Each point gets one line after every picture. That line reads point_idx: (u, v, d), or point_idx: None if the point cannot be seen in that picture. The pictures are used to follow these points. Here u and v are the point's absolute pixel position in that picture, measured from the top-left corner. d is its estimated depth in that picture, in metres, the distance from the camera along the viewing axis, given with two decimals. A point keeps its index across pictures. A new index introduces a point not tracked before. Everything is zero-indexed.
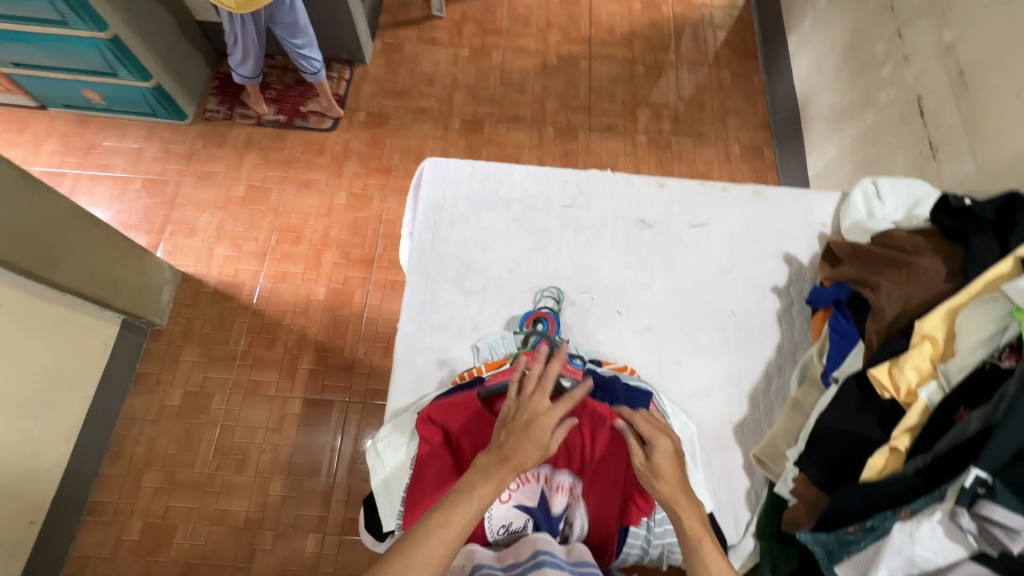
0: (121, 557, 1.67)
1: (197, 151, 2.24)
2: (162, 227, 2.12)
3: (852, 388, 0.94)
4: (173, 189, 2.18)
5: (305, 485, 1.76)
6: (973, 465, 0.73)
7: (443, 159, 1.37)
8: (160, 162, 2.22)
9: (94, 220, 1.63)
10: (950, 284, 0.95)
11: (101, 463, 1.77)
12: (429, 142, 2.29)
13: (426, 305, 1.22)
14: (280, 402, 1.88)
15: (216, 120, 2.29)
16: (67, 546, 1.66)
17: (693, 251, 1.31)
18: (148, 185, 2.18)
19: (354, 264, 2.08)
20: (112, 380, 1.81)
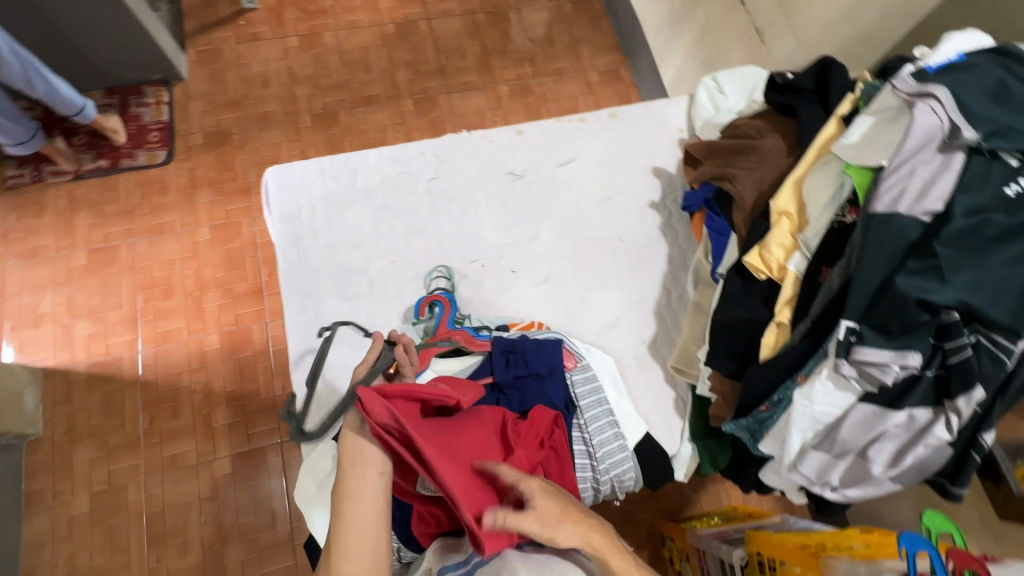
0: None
1: (13, 228, 1.88)
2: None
3: (736, 280, 0.98)
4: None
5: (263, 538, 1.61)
6: (842, 317, 0.78)
7: (286, 164, 1.25)
8: None
9: None
10: (791, 157, 1.00)
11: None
12: (284, 149, 2.08)
13: (313, 324, 1.13)
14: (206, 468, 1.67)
15: (23, 185, 1.92)
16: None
17: (568, 189, 1.30)
18: None
19: (242, 300, 1.86)
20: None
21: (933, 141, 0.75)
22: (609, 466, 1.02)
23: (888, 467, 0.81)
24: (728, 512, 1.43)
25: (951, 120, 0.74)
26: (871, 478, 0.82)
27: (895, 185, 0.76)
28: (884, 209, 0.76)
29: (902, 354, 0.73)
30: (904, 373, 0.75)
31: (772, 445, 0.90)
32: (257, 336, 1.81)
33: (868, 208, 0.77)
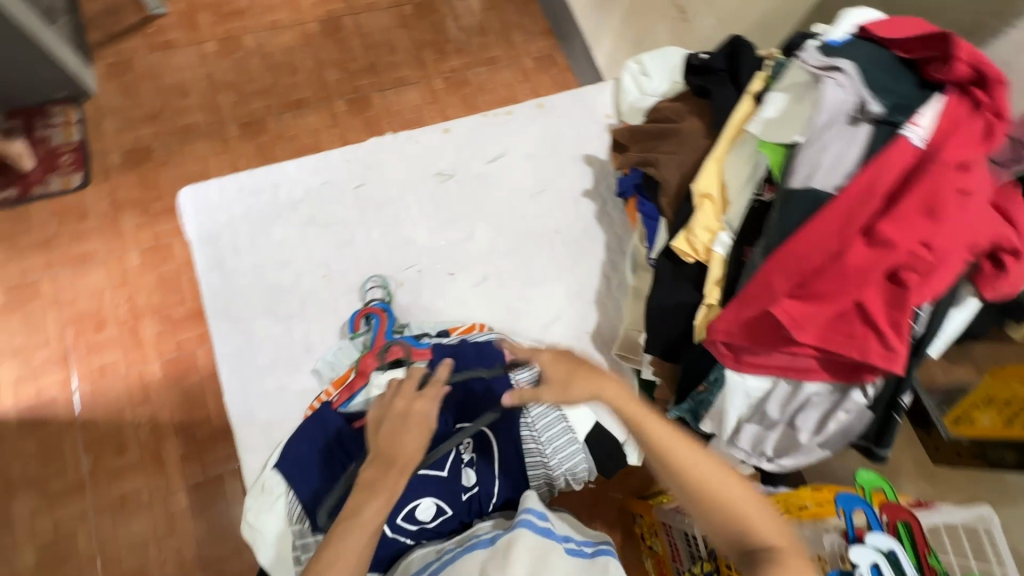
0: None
1: None
2: None
3: (665, 264, 0.99)
4: None
5: (232, 568, 1.30)
6: None
7: (200, 184, 1.18)
8: None
9: None
10: (710, 138, 1.01)
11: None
12: (211, 164, 1.67)
13: (244, 351, 1.08)
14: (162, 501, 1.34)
15: None
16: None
17: (501, 185, 1.28)
18: None
19: (186, 321, 1.48)
20: None
21: (844, 116, 0.77)
22: (562, 460, 1.03)
23: (814, 434, 0.83)
24: None
25: (859, 94, 0.77)
26: (800, 446, 0.85)
27: (810, 160, 0.77)
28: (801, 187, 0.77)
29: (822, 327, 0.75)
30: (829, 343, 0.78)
31: (712, 423, 0.92)
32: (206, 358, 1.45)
33: (788, 183, 0.79)
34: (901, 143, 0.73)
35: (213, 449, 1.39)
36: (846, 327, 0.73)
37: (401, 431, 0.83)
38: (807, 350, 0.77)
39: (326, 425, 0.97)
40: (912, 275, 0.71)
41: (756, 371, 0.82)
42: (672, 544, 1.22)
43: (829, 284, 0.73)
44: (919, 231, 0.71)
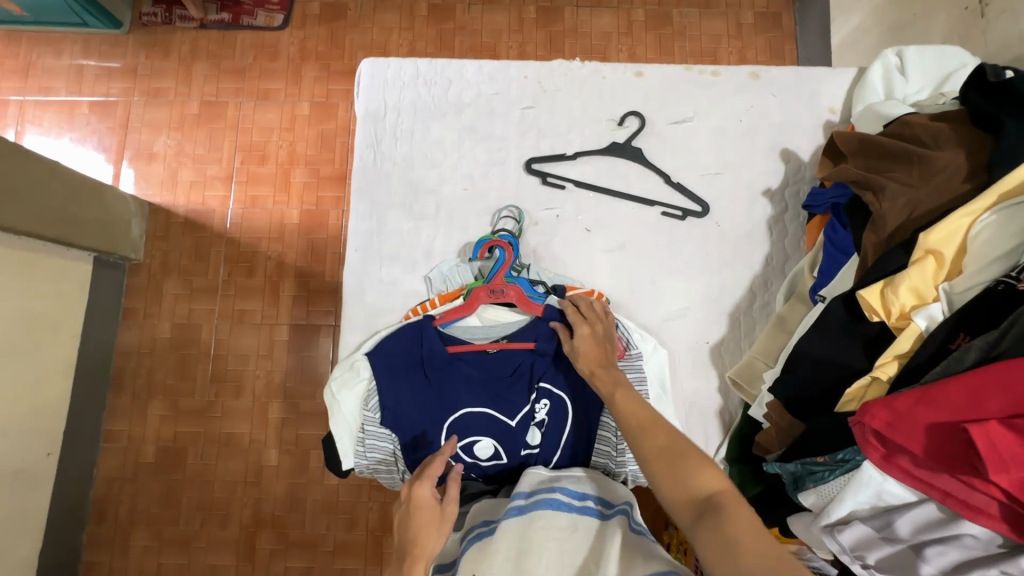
0: (142, 478, 1.44)
1: (141, 64, 1.65)
2: (122, 153, 1.61)
3: (839, 310, 0.83)
4: (123, 111, 1.63)
5: (305, 406, 1.46)
6: None
7: (382, 59, 1.18)
8: (103, 79, 1.64)
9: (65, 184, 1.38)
10: (969, 184, 0.79)
11: (101, 396, 1.46)
12: (393, 39, 1.65)
13: (373, 234, 1.12)
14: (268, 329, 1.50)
15: (155, 25, 1.66)
16: (88, 473, 1.42)
17: (676, 153, 1.14)
18: (96, 108, 1.63)
19: (329, 182, 1.56)
20: (97, 313, 1.44)
21: None
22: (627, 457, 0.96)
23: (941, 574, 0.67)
24: None
25: None
26: None
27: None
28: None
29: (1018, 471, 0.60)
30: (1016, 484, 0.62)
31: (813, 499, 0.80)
32: (336, 221, 1.53)
33: None
34: None
35: (320, 302, 1.51)
36: None
37: (418, 517, 0.80)
38: (993, 489, 0.61)
39: (419, 338, 0.98)
40: None
41: (907, 481, 0.68)
42: None
43: None
44: None
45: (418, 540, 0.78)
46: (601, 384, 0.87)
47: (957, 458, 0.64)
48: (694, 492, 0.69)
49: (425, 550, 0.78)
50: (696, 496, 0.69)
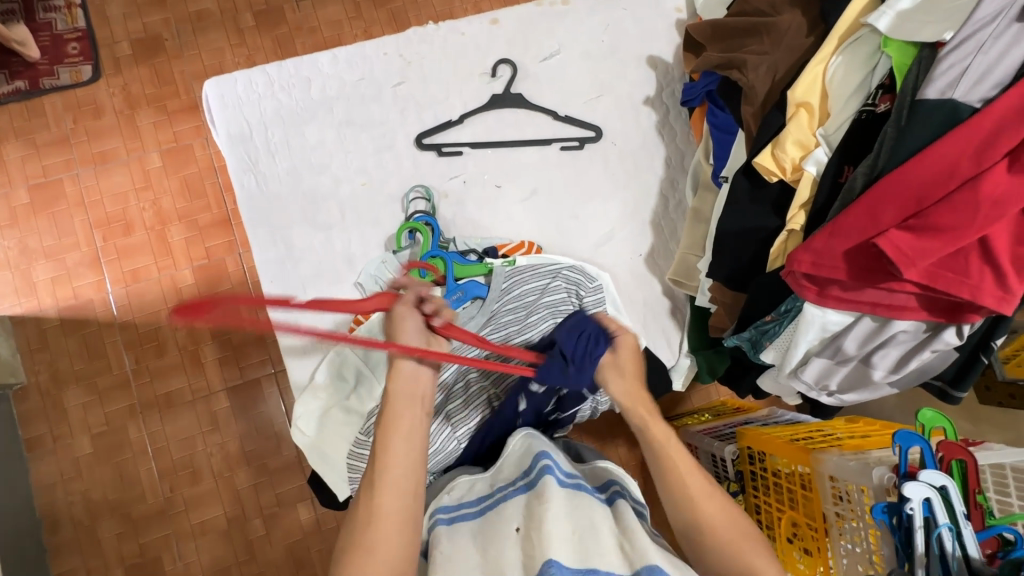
0: None
1: None
2: None
3: (743, 184, 0.90)
4: None
5: (274, 461, 1.36)
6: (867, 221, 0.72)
7: (226, 76, 1.08)
8: None
9: None
10: (813, 36, 0.87)
11: (36, 541, 1.27)
12: (227, 58, 1.47)
13: (284, 260, 1.05)
14: (205, 400, 1.38)
15: None
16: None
17: (555, 87, 1.16)
18: None
19: (214, 229, 1.42)
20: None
21: (1011, 8, 0.64)
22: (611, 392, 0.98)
23: (889, 372, 0.79)
24: (720, 407, 1.44)
25: None
26: (870, 382, 0.81)
27: (956, 65, 0.66)
28: (940, 104, 0.66)
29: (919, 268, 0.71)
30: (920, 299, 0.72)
31: (775, 354, 0.88)
32: (236, 267, 1.40)
33: (920, 96, 0.68)
34: None
35: (249, 353, 1.40)
36: (958, 263, 0.66)
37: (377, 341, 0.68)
38: (908, 286, 0.70)
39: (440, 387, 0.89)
40: None
41: (843, 307, 0.76)
42: None
43: (949, 211, 0.65)
44: None
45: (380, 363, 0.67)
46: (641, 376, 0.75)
47: (875, 271, 0.72)
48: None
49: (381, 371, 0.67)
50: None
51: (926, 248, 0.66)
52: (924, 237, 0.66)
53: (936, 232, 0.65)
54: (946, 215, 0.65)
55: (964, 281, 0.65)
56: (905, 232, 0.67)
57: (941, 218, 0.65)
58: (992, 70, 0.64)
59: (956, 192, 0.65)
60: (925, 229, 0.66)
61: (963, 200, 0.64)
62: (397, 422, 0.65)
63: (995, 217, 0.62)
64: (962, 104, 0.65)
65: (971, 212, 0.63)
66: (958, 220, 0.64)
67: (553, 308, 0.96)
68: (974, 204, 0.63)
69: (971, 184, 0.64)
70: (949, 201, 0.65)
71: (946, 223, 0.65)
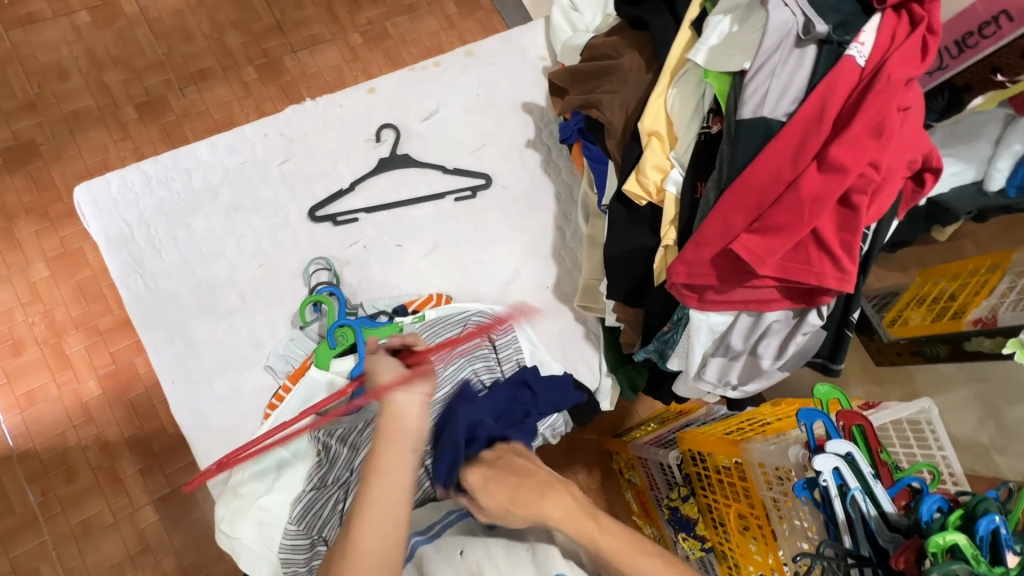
0: None
1: None
2: None
3: (619, 209, 0.97)
4: None
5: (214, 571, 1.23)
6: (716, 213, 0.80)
7: (98, 178, 1.04)
8: None
9: None
10: (651, 73, 0.97)
11: None
12: (110, 154, 1.37)
13: (187, 355, 1.00)
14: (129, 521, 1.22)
15: None
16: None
17: (440, 144, 1.21)
18: None
19: (116, 332, 1.30)
20: None
21: (790, 37, 0.76)
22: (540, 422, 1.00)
23: (775, 359, 0.86)
24: (661, 415, 1.49)
25: (803, 14, 0.76)
26: (762, 372, 0.88)
27: (760, 87, 0.76)
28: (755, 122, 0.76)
29: None
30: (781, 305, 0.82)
31: (679, 360, 0.93)
32: (147, 368, 1.28)
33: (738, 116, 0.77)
34: (846, 64, 0.72)
35: (174, 458, 1.27)
36: (801, 255, 0.74)
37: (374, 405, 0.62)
38: (768, 281, 0.78)
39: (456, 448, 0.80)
40: (863, 197, 0.71)
41: (721, 308, 0.83)
42: (648, 476, 1.34)
43: (783, 211, 0.73)
44: (867, 152, 0.70)
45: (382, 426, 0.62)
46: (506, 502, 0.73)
47: (738, 272, 0.79)
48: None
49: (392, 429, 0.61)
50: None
51: (772, 245, 0.73)
52: (768, 235, 0.74)
53: (777, 228, 0.73)
54: (780, 213, 0.73)
55: (810, 268, 0.73)
56: (753, 232, 0.75)
57: (778, 216, 0.73)
58: (790, 88, 0.75)
59: (784, 193, 0.73)
60: (767, 229, 0.74)
61: (791, 199, 0.72)
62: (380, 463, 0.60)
63: (819, 209, 0.71)
64: (774, 121, 0.76)
65: (799, 208, 0.72)
66: (791, 216, 0.72)
67: (467, 352, 1.01)
68: (799, 201, 0.72)
69: (795, 184, 0.72)
70: (781, 201, 0.73)
71: (782, 221, 0.73)
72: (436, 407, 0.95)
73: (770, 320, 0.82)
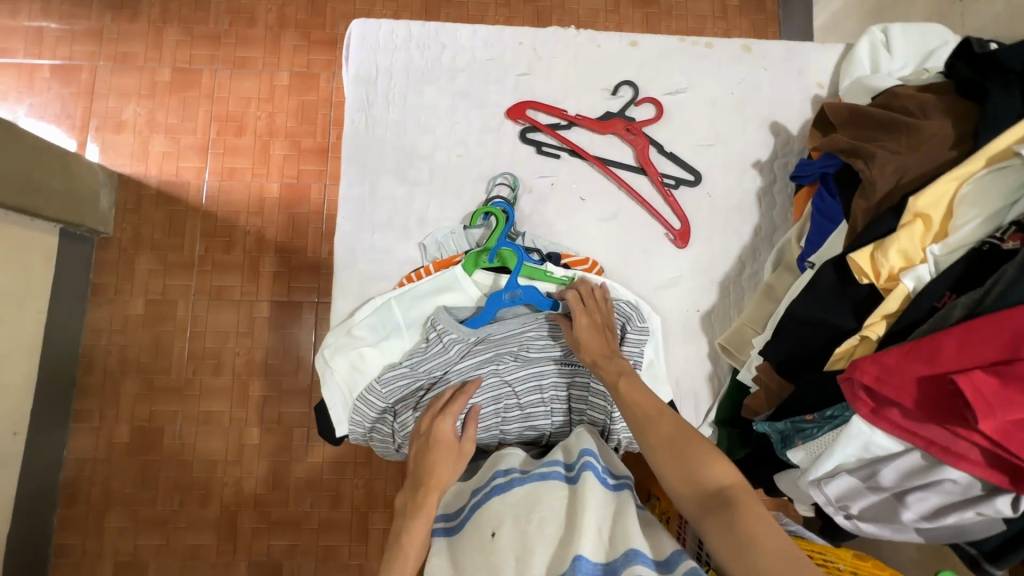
0: (116, 459, 1.35)
1: (105, 26, 1.48)
2: (81, 119, 1.45)
3: (830, 275, 0.85)
4: (83, 75, 1.46)
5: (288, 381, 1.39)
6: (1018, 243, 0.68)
7: (372, 20, 1.14)
8: (64, 40, 1.46)
9: (49, 147, 1.22)
10: (955, 151, 0.82)
11: (72, 374, 1.35)
12: (377, 7, 1.51)
13: (365, 201, 1.09)
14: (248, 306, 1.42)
15: None
16: (56, 453, 1.32)
17: (670, 124, 1.15)
18: (56, 72, 1.46)
19: (311, 154, 1.47)
20: (63, 289, 1.32)
21: None
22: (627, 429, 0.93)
23: (920, 517, 0.74)
24: None
25: None
26: (895, 521, 0.76)
27: None
28: None
29: (937, 464, 0.71)
30: (965, 478, 0.70)
31: (802, 456, 0.83)
32: (319, 196, 1.44)
33: None
34: None
35: (303, 277, 1.43)
36: None
37: (436, 451, 0.84)
38: (976, 437, 0.66)
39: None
40: None
41: (895, 433, 0.72)
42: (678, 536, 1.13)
43: None
44: None
45: (433, 473, 0.82)
46: (606, 374, 0.87)
47: (946, 409, 0.67)
48: (707, 486, 0.70)
49: (439, 481, 0.82)
50: (709, 490, 0.70)
51: (1010, 398, 0.60)
52: (1010, 385, 0.61)
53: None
54: None
55: None
56: (991, 372, 0.62)
57: None
58: None
59: None
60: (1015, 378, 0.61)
61: None
62: (434, 474, 0.82)
63: None
64: None
65: None
66: None
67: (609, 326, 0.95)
68: None
69: None
70: None
71: None
72: (540, 360, 0.98)
73: (942, 478, 0.71)
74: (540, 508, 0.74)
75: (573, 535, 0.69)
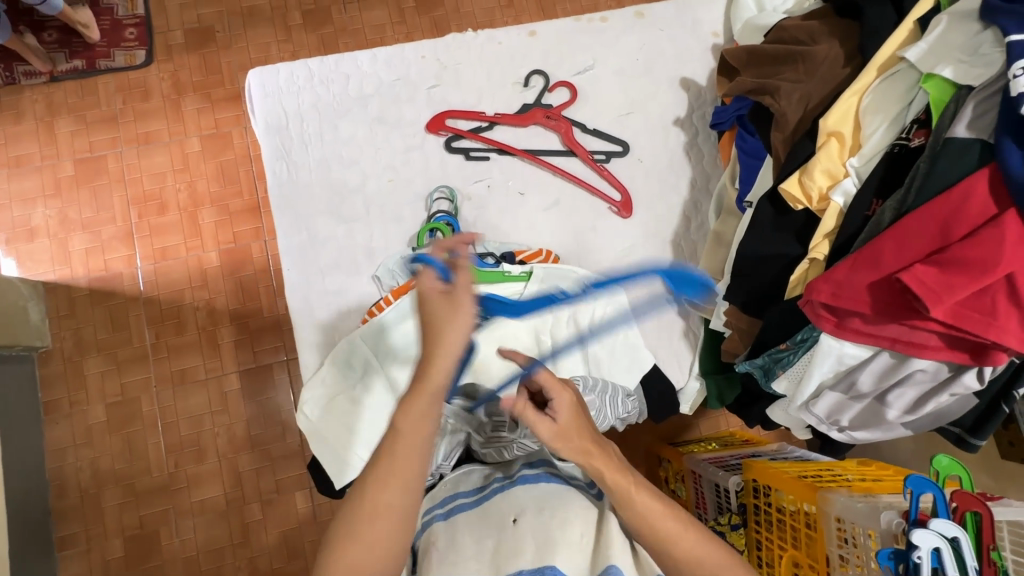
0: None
1: None
2: None
3: (768, 209, 0.88)
4: None
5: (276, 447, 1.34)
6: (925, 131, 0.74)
7: (268, 66, 1.12)
8: None
9: None
10: (849, 68, 0.87)
11: (43, 503, 1.26)
12: (273, 52, 1.47)
13: (306, 248, 1.06)
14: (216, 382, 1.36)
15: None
16: None
17: (586, 102, 1.17)
18: None
19: (243, 215, 1.42)
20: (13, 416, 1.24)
21: None
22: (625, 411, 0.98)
23: (904, 412, 0.78)
24: (725, 438, 1.35)
25: None
26: (882, 422, 0.80)
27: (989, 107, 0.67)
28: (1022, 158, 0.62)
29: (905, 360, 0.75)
30: (933, 365, 0.73)
31: (786, 384, 0.85)
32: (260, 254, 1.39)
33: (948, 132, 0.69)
34: None
35: (265, 339, 1.38)
36: (984, 303, 0.64)
37: None
38: (931, 325, 0.69)
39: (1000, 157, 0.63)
40: None
41: (861, 340, 0.75)
42: (697, 492, 1.21)
43: (978, 245, 0.63)
44: None
45: None
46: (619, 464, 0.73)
47: (899, 306, 0.71)
48: None
49: None
50: None
51: (953, 282, 0.64)
52: (949, 270, 0.64)
53: (963, 265, 0.63)
54: (973, 249, 0.63)
55: (991, 318, 0.64)
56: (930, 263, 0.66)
57: (969, 253, 0.63)
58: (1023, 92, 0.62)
59: (982, 227, 0.64)
60: (952, 262, 0.64)
61: (991, 236, 0.63)
62: None
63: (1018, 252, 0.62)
64: None
65: (1000, 247, 0.62)
66: (985, 254, 0.62)
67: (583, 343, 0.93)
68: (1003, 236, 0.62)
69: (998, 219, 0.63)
70: (976, 237, 0.63)
71: (969, 257, 0.63)
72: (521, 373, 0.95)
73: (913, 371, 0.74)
74: (564, 509, 0.73)
75: (603, 541, 0.70)
